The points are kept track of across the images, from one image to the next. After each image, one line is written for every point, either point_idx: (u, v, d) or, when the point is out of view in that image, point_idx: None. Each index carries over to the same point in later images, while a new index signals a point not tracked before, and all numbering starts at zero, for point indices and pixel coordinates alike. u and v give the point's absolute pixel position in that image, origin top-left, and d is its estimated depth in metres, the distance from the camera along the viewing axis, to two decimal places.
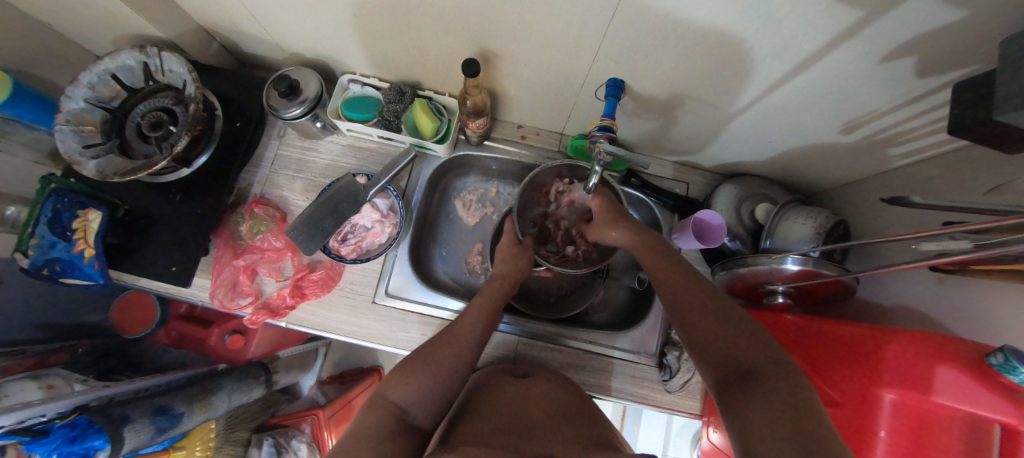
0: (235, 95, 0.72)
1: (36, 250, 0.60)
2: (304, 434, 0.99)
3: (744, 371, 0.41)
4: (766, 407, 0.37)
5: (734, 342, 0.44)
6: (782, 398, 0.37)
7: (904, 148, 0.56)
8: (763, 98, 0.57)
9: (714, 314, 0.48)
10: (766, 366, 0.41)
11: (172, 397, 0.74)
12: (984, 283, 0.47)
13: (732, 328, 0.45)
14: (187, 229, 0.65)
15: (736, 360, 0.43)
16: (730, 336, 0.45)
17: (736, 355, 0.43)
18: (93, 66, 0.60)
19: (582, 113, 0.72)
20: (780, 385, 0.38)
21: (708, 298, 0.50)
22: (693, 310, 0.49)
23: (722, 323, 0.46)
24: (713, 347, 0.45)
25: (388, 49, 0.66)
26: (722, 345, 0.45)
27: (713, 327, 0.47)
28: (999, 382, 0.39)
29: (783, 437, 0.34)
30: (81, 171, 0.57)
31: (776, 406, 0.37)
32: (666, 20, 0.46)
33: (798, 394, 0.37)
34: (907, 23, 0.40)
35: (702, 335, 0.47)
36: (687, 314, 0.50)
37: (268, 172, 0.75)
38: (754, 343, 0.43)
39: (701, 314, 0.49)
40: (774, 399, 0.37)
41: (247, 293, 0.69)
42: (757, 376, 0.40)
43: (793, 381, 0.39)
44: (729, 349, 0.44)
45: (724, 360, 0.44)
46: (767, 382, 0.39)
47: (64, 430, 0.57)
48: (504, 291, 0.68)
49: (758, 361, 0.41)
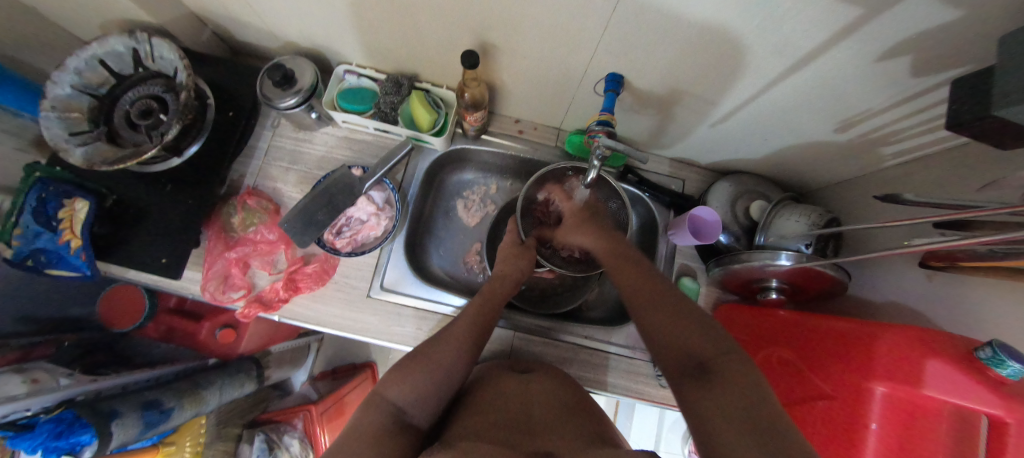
0: (227, 84, 0.70)
1: (20, 240, 0.58)
2: (296, 429, 0.98)
3: (700, 363, 0.42)
4: (722, 397, 0.38)
5: (690, 335, 0.45)
6: (736, 386, 0.38)
7: (898, 147, 0.57)
8: (760, 95, 0.57)
9: (670, 307, 0.49)
10: (720, 358, 0.42)
11: (161, 392, 0.72)
12: (972, 280, 0.48)
13: (687, 322, 0.47)
14: (178, 221, 0.64)
15: (691, 353, 0.44)
16: (685, 329, 0.46)
17: (692, 348, 0.44)
18: (80, 51, 0.58)
19: (580, 108, 0.72)
20: (732, 374, 0.40)
21: (661, 290, 0.52)
22: (650, 303, 0.51)
23: (679, 316, 0.48)
24: (669, 340, 0.47)
25: (385, 39, 0.65)
26: (679, 338, 0.46)
27: (669, 320, 0.48)
28: (988, 376, 0.40)
29: (740, 427, 0.35)
30: (67, 158, 0.56)
31: (731, 396, 0.38)
32: (667, 14, 0.46)
33: (753, 384, 0.38)
34: (905, 21, 0.40)
35: (660, 327, 0.48)
36: (644, 308, 0.51)
37: (262, 164, 0.74)
38: (709, 336, 0.45)
39: (658, 307, 0.50)
40: (729, 389, 0.38)
41: (239, 286, 0.68)
42: (712, 367, 0.41)
43: (748, 371, 0.40)
44: (685, 342, 0.45)
45: (680, 353, 0.45)
46: (722, 372, 0.40)
47: (49, 425, 0.55)
48: (502, 291, 0.68)
49: (711, 353, 0.43)
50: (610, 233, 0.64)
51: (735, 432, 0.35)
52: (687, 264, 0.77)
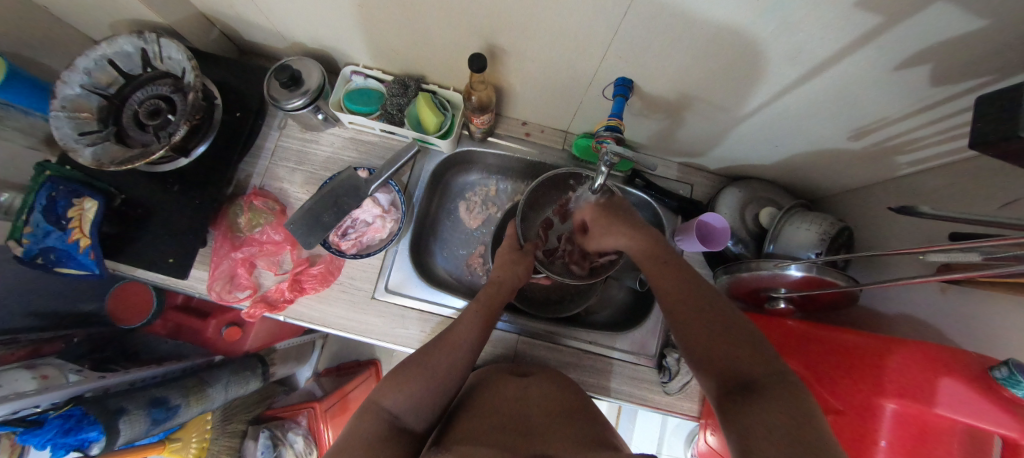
0: (235, 85, 0.70)
1: (30, 237, 0.59)
2: (301, 426, 0.98)
3: (746, 382, 0.42)
4: (766, 414, 0.37)
5: (736, 351, 0.44)
6: (783, 408, 0.37)
7: (913, 156, 0.56)
8: (773, 101, 0.56)
9: (715, 321, 0.48)
10: (768, 380, 0.41)
11: (168, 389, 0.73)
12: (986, 295, 0.47)
13: (734, 338, 0.46)
14: (185, 221, 0.64)
15: (736, 371, 0.43)
16: (731, 346, 0.45)
17: (739, 366, 0.43)
18: (89, 51, 0.58)
19: (588, 112, 0.72)
20: (781, 396, 0.39)
21: (708, 304, 0.50)
22: (695, 317, 0.50)
23: (723, 332, 0.47)
24: (713, 356, 0.45)
25: (393, 41, 0.65)
26: (725, 355, 0.45)
27: (714, 334, 0.47)
28: (999, 395, 0.38)
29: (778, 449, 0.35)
30: (77, 158, 0.56)
31: (776, 417, 0.37)
32: (682, 19, 0.45)
33: (799, 406, 0.38)
34: (926, 30, 0.39)
35: (700, 341, 0.47)
36: (689, 321, 0.50)
37: (268, 164, 0.74)
38: (757, 356, 0.43)
39: (703, 322, 0.49)
40: (776, 409, 0.38)
41: (245, 286, 0.68)
42: (760, 387, 0.40)
43: (799, 395, 0.39)
44: (731, 359, 0.44)
45: (724, 370, 0.44)
46: (770, 393, 0.39)
47: (58, 421, 0.56)
48: (498, 298, 0.67)
49: (758, 373, 0.42)
50: (647, 232, 0.62)
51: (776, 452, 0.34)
52: (695, 271, 0.77)
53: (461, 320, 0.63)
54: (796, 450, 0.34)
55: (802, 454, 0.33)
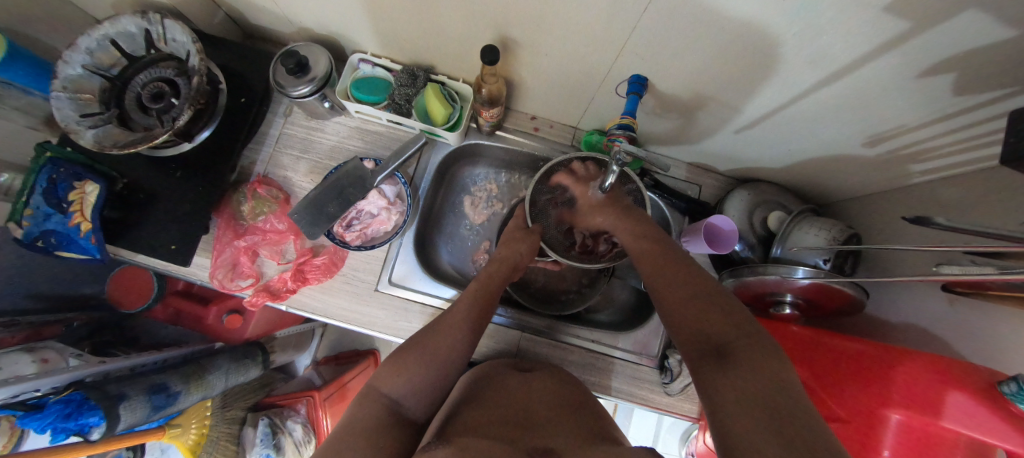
0: (239, 69, 0.69)
1: (30, 220, 0.58)
2: (300, 415, 0.99)
3: (718, 347, 0.42)
4: (739, 379, 0.37)
5: (712, 320, 0.45)
6: (754, 369, 0.37)
7: (927, 165, 0.55)
8: (789, 105, 0.55)
9: (693, 293, 0.48)
10: (741, 342, 0.41)
11: (169, 375, 0.73)
12: (995, 308, 0.46)
13: (711, 307, 0.46)
14: (187, 207, 0.63)
15: (710, 337, 0.43)
16: (709, 315, 0.45)
17: (713, 332, 0.44)
18: (91, 31, 0.56)
19: (600, 108, 0.70)
20: (749, 358, 0.39)
21: (690, 278, 0.50)
22: (675, 288, 0.50)
23: (701, 301, 0.47)
24: (691, 326, 0.46)
25: (403, 30, 0.63)
26: (698, 324, 0.45)
27: (690, 305, 0.47)
28: (1007, 410, 0.38)
29: (745, 406, 0.35)
30: (78, 140, 0.55)
31: (745, 378, 0.37)
32: (703, 17, 0.44)
33: (771, 366, 0.38)
34: (953, 39, 0.38)
35: (679, 311, 0.48)
36: (669, 294, 0.50)
37: (272, 151, 0.73)
38: (730, 320, 0.44)
39: (681, 293, 0.49)
40: (748, 372, 0.37)
41: (248, 274, 0.68)
42: (732, 352, 0.40)
43: (769, 355, 0.39)
44: (707, 327, 0.44)
45: (699, 338, 0.44)
46: (741, 355, 0.40)
47: (58, 406, 0.55)
48: (500, 276, 0.68)
49: (730, 337, 0.42)
50: (646, 222, 0.62)
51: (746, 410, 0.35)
52: None
53: (460, 301, 0.63)
54: (763, 407, 0.34)
55: (768, 410, 0.34)
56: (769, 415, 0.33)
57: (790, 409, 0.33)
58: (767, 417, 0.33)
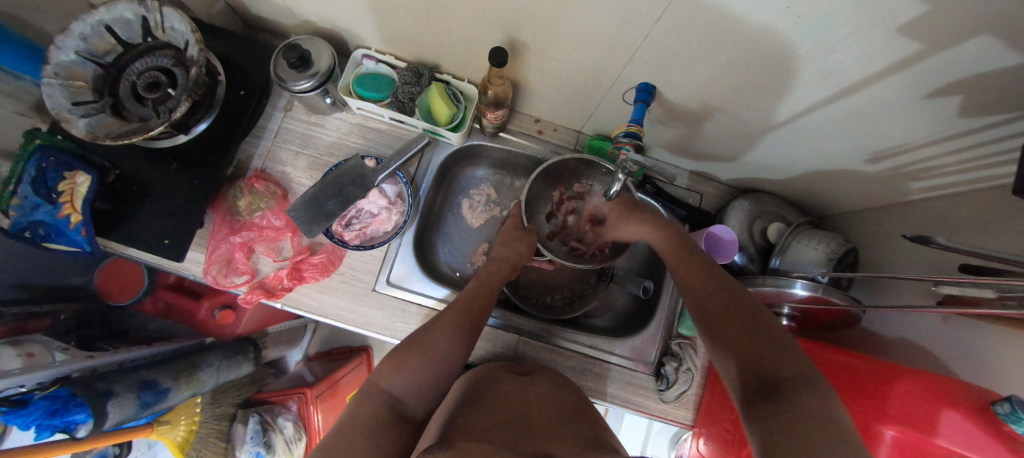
0: (239, 61, 0.67)
1: (17, 210, 0.56)
2: (290, 412, 0.97)
3: (771, 380, 0.40)
4: (792, 416, 0.36)
5: (766, 349, 0.43)
6: (812, 409, 0.36)
7: (927, 183, 0.56)
8: (796, 119, 0.55)
9: (744, 321, 0.46)
10: (798, 377, 0.39)
11: (158, 372, 0.72)
12: (988, 327, 0.47)
13: (764, 337, 0.44)
14: (182, 201, 0.61)
15: (763, 369, 0.42)
16: (761, 345, 0.44)
17: (766, 363, 0.42)
18: (86, 16, 0.55)
19: (606, 114, 0.70)
20: (809, 397, 0.37)
21: (741, 304, 0.48)
22: (724, 313, 0.48)
23: (754, 330, 0.45)
24: (741, 353, 0.44)
25: (409, 28, 0.62)
26: (749, 353, 0.44)
27: (742, 333, 0.45)
28: (1000, 430, 0.39)
29: (802, 445, 0.34)
30: (70, 129, 0.53)
31: (800, 416, 0.36)
32: (717, 29, 0.44)
33: (831, 409, 0.36)
34: (964, 62, 0.38)
35: (727, 338, 0.46)
36: (718, 320, 0.48)
37: (270, 146, 0.71)
38: (784, 352, 0.42)
39: (731, 320, 0.47)
40: (804, 410, 0.36)
41: (242, 271, 0.67)
42: (790, 387, 0.39)
43: (829, 396, 0.37)
44: (758, 356, 0.43)
45: (750, 368, 0.43)
46: (798, 392, 0.38)
47: (44, 403, 0.54)
48: (499, 276, 0.67)
49: (787, 371, 0.40)
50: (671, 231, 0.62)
51: (804, 451, 0.33)
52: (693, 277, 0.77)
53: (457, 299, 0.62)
54: (820, 447, 0.32)
55: (827, 449, 0.32)
56: (827, 455, 0.32)
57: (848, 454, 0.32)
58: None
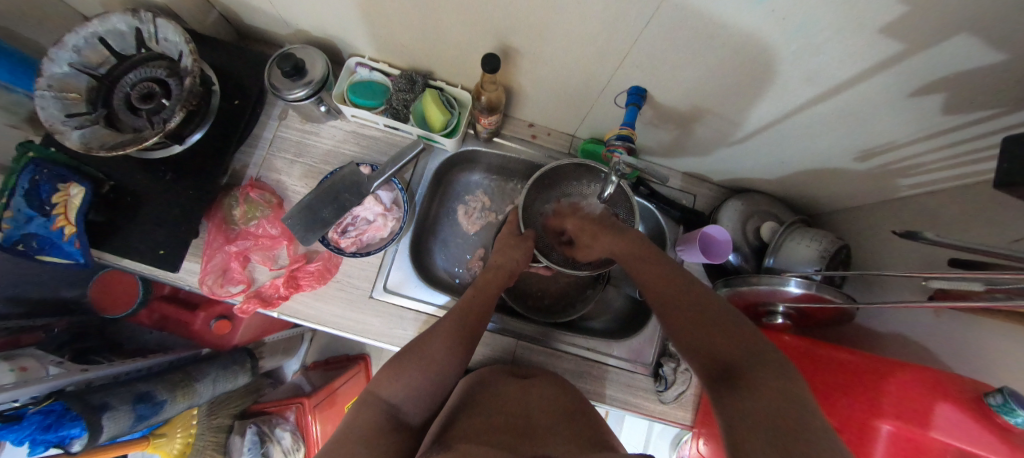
0: (233, 71, 0.67)
1: (9, 223, 0.56)
2: (288, 422, 0.96)
3: (728, 368, 0.43)
4: (747, 398, 0.38)
5: (722, 341, 0.46)
6: (766, 390, 0.38)
7: (915, 180, 0.57)
8: (784, 119, 0.56)
9: (699, 315, 0.49)
10: (750, 361, 0.42)
11: (154, 384, 0.71)
12: (979, 321, 0.48)
13: (719, 329, 0.47)
14: (177, 211, 0.61)
15: (721, 360, 0.44)
16: (716, 337, 0.46)
17: (724, 355, 0.44)
18: (79, 28, 0.55)
19: (598, 118, 0.71)
20: (760, 379, 0.40)
21: (697, 299, 0.51)
22: (682, 308, 0.51)
23: (709, 322, 0.48)
24: (703, 347, 0.47)
25: (402, 35, 0.63)
26: (710, 345, 0.46)
27: (699, 328, 0.48)
28: (994, 422, 0.39)
29: (755, 429, 0.36)
30: (63, 141, 0.53)
31: (755, 398, 0.38)
32: (704, 32, 0.44)
33: (786, 388, 0.38)
34: (945, 60, 0.39)
35: (688, 334, 0.49)
36: (677, 316, 0.51)
37: (265, 155, 0.71)
38: (734, 339, 0.45)
39: (688, 315, 0.50)
40: (756, 390, 0.39)
41: (238, 280, 0.67)
42: (743, 372, 0.41)
43: (780, 374, 0.39)
44: (717, 347, 0.45)
45: (709, 360, 0.45)
46: (752, 376, 0.40)
47: (38, 417, 0.54)
48: (496, 282, 0.68)
49: (741, 358, 0.43)
50: (626, 236, 0.63)
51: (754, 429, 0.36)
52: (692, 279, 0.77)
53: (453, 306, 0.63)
54: (765, 424, 0.35)
55: (772, 425, 0.35)
56: (771, 430, 0.34)
57: (790, 421, 0.34)
58: (770, 432, 0.34)
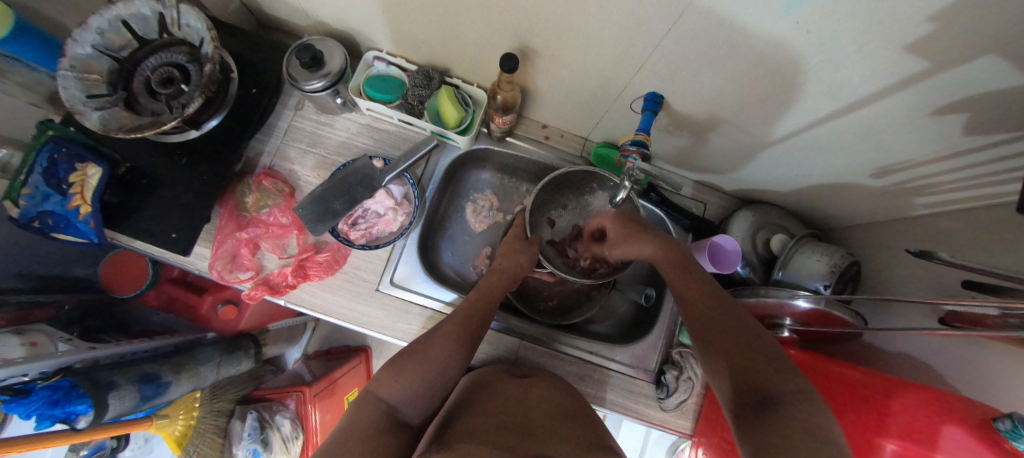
0: (252, 59, 0.68)
1: (27, 200, 0.57)
2: (289, 410, 0.97)
3: (764, 397, 0.41)
4: (786, 435, 0.37)
5: (760, 366, 0.44)
6: (803, 428, 0.37)
7: (931, 199, 0.56)
8: (800, 132, 0.56)
9: (737, 336, 0.47)
10: (791, 396, 0.40)
11: (159, 365, 0.72)
12: (990, 345, 0.47)
13: (759, 355, 0.45)
14: (190, 196, 0.62)
15: (757, 385, 0.42)
16: (754, 360, 0.45)
17: (761, 382, 0.42)
18: (104, 11, 0.56)
19: (612, 122, 0.71)
20: (800, 415, 0.38)
21: (734, 320, 0.49)
22: (719, 328, 0.49)
23: (746, 345, 0.46)
24: (736, 370, 0.45)
25: (421, 31, 0.63)
26: (745, 370, 0.44)
27: (736, 350, 0.46)
28: (1003, 448, 0.38)
29: None
30: (83, 121, 0.54)
31: (795, 435, 0.37)
32: (727, 41, 0.44)
33: (824, 431, 0.37)
34: (970, 80, 0.39)
35: (722, 353, 0.47)
36: (713, 335, 0.49)
37: (279, 144, 0.72)
38: (778, 369, 0.43)
39: (726, 337, 0.48)
40: (796, 427, 0.37)
41: (247, 267, 0.67)
42: (782, 404, 0.40)
43: (818, 414, 0.38)
44: (754, 373, 0.43)
45: (744, 385, 0.43)
46: (790, 410, 0.39)
47: (46, 392, 0.55)
48: (500, 286, 0.68)
49: (782, 389, 0.41)
50: (671, 243, 0.61)
51: None
52: None
53: (457, 309, 0.63)
54: None
55: None
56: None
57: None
58: None
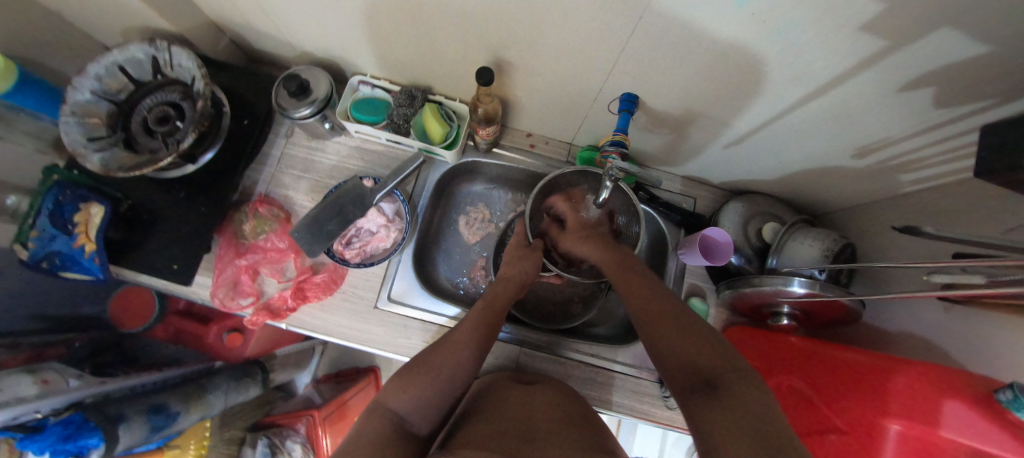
0: (243, 92, 0.71)
1: (36, 241, 0.59)
2: (299, 434, 0.98)
3: (706, 378, 0.43)
4: (729, 411, 0.38)
5: (704, 352, 0.45)
6: (742, 400, 0.39)
7: (916, 175, 0.56)
8: (775, 119, 0.57)
9: (678, 324, 0.49)
10: (729, 374, 0.42)
11: (168, 396, 0.74)
12: (990, 315, 0.46)
13: (703, 342, 0.46)
14: (190, 228, 0.64)
15: (700, 369, 0.44)
16: (694, 345, 0.46)
17: (700, 364, 0.44)
18: (100, 58, 0.59)
19: (594, 125, 0.72)
20: (736, 390, 0.40)
21: (674, 311, 0.51)
22: (661, 319, 0.51)
23: (687, 332, 0.48)
24: (680, 357, 0.47)
25: (402, 54, 0.66)
26: (688, 356, 0.46)
27: (685, 340, 0.48)
28: (1006, 419, 0.38)
29: (733, 436, 0.36)
30: (86, 164, 0.56)
31: (736, 410, 0.38)
32: (689, 38, 0.45)
33: (755, 397, 0.39)
34: (929, 55, 0.39)
35: (667, 341, 0.49)
36: (655, 324, 0.51)
37: (274, 171, 0.74)
38: (716, 351, 0.45)
39: (672, 327, 0.49)
40: (737, 401, 0.39)
41: (248, 293, 0.69)
42: (720, 383, 0.41)
43: (753, 386, 0.40)
44: (696, 357, 0.45)
45: (688, 369, 0.45)
46: (727, 387, 0.40)
47: (58, 427, 0.57)
48: (505, 295, 0.68)
49: (719, 368, 0.43)
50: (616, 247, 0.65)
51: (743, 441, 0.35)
52: (697, 285, 0.76)
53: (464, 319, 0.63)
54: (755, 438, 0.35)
55: (760, 440, 0.35)
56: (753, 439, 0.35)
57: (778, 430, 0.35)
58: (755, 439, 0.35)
